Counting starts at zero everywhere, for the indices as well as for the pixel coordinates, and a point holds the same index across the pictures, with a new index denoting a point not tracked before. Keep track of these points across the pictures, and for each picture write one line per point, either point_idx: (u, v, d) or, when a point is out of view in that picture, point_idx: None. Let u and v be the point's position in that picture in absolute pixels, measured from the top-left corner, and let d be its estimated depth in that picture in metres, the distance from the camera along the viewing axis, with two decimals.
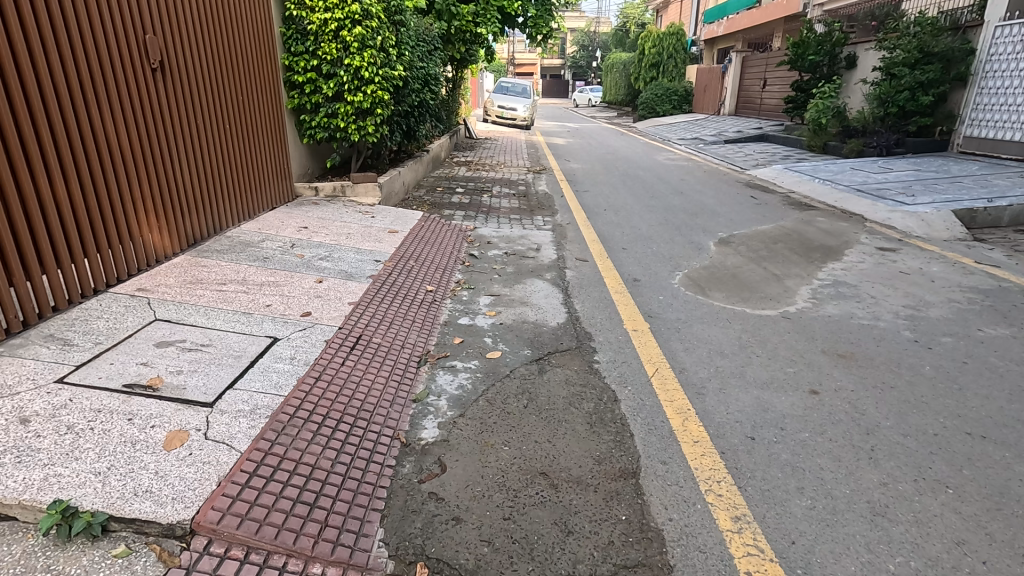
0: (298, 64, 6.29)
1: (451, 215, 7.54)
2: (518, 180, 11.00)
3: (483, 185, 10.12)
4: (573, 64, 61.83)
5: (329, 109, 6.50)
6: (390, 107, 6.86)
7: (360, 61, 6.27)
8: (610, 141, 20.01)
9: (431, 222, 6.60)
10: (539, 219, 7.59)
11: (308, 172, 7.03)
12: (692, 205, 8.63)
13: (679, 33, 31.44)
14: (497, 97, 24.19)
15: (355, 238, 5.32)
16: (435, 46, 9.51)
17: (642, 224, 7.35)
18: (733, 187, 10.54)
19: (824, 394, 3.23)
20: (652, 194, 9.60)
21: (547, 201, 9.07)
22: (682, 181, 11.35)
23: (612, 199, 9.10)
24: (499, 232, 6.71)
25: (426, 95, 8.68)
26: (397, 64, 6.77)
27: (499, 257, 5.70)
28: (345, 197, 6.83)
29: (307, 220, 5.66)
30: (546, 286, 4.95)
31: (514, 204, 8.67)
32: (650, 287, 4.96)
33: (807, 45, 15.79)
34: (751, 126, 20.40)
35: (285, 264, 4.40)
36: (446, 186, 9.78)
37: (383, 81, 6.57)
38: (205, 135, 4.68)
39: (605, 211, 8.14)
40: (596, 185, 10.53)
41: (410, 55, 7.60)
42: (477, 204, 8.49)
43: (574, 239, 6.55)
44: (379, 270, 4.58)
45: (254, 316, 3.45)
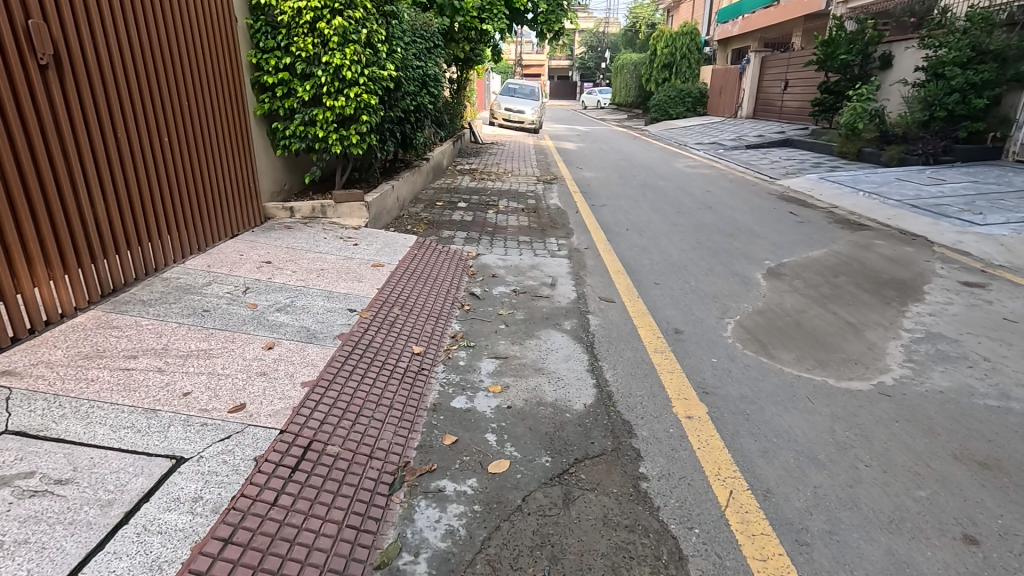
0: (268, 62, 5.30)
1: (450, 237, 6.53)
2: (527, 191, 10.00)
3: (488, 199, 9.11)
4: (581, 65, 60.77)
5: (305, 116, 5.50)
6: (379, 113, 5.86)
7: (341, 59, 5.27)
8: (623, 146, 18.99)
9: (425, 249, 5.59)
10: (553, 242, 6.57)
11: (284, 189, 6.03)
12: (726, 224, 7.58)
13: (693, 33, 30.34)
14: (504, 99, 23.19)
15: (329, 277, 4.32)
16: (435, 42, 8.50)
17: (673, 248, 6.32)
18: (766, 201, 9.46)
19: (987, 546, 2.18)
20: (678, 209, 8.55)
21: (560, 217, 8.05)
22: (708, 192, 10.28)
23: (633, 215, 8.05)
24: (506, 261, 5.70)
25: (424, 99, 7.66)
26: (387, 62, 5.76)
27: (505, 297, 4.69)
28: (326, 218, 5.84)
29: (274, 251, 4.68)
30: (564, 340, 3.91)
31: (523, 222, 7.68)
32: (697, 344, 3.91)
33: (838, 44, 14.79)
34: (773, 130, 19.31)
35: (231, 319, 3.41)
36: (446, 200, 8.77)
37: (369, 83, 5.56)
38: (129, 152, 3.61)
39: (627, 231, 7.11)
40: (613, 197, 9.50)
41: (405, 53, 6.58)
42: (481, 222, 7.48)
43: (595, 269, 5.52)
44: (352, 327, 3.56)
45: (161, 415, 2.44)
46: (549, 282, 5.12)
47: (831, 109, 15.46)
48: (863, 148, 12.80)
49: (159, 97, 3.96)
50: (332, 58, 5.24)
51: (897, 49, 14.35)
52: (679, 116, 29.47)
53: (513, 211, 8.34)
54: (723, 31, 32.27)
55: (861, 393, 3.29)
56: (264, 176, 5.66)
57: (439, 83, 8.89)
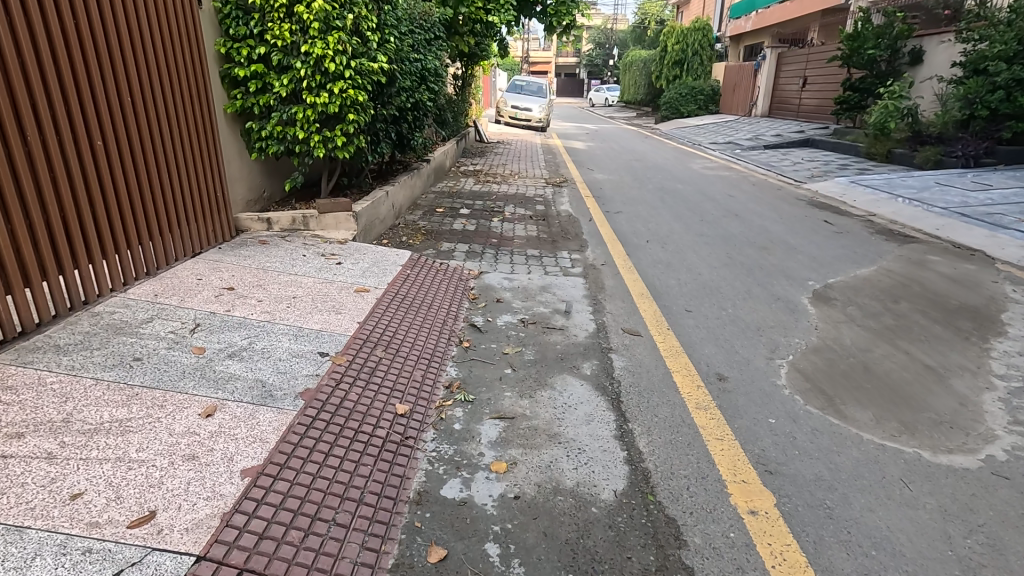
0: (238, 53, 4.59)
1: (449, 251, 5.82)
2: (535, 195, 9.29)
3: (493, 204, 8.39)
4: (589, 62, 59.86)
5: (283, 114, 4.78)
6: (369, 110, 5.14)
7: (323, 48, 4.55)
8: (634, 145, 18.20)
9: (420, 267, 4.87)
10: (565, 256, 5.85)
11: (261, 197, 5.33)
12: (756, 235, 6.84)
13: (705, 29, 29.45)
14: (511, 96, 22.43)
15: (300, 308, 3.61)
16: (435, 34, 7.77)
17: (701, 266, 5.58)
18: (796, 207, 8.69)
19: None
20: (701, 217, 7.80)
21: (571, 225, 7.33)
22: (730, 197, 9.52)
23: (653, 224, 7.30)
24: (512, 281, 4.99)
25: (423, 95, 6.91)
26: (378, 53, 5.05)
27: (512, 329, 3.96)
28: (308, 231, 5.15)
29: (240, 274, 3.98)
30: (584, 391, 3.20)
31: (532, 231, 6.96)
32: (747, 397, 3.19)
33: (865, 39, 14.11)
34: (792, 129, 18.49)
35: (168, 371, 2.70)
36: (448, 206, 8.06)
37: (357, 76, 4.83)
38: (43, 160, 2.91)
39: (648, 243, 6.38)
40: (628, 202, 8.76)
41: (400, 43, 5.86)
42: (485, 231, 6.76)
43: (615, 292, 4.79)
44: (321, 380, 2.86)
45: (27, 537, 1.74)
46: (563, 308, 4.39)
47: (856, 107, 14.73)
48: (893, 149, 12.01)
49: (91, 92, 3.26)
50: (312, 47, 4.53)
51: (928, 44, 13.57)
52: (690, 114, 28.63)
53: (521, 218, 7.61)
54: (736, 27, 31.36)
55: (969, 475, 2.55)
56: (236, 183, 4.96)
57: (440, 76, 8.17)
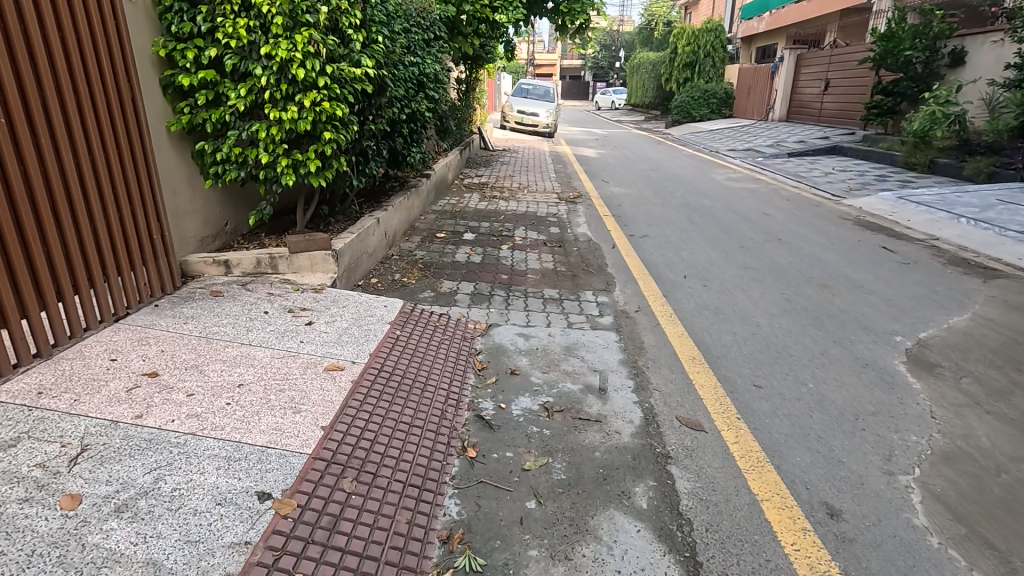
0: (182, 55, 3.60)
1: (451, 293, 4.86)
2: (548, 214, 8.32)
3: (502, 225, 7.41)
4: (594, 65, 58.93)
5: (242, 133, 3.81)
6: (352, 126, 4.16)
7: (289, 48, 3.56)
8: (649, 152, 17.18)
9: (414, 324, 3.89)
10: (591, 299, 4.87)
11: (219, 231, 4.36)
12: (810, 267, 5.86)
13: (717, 30, 28.44)
14: (516, 100, 21.46)
15: (244, 408, 2.63)
16: (435, 33, 6.77)
17: (758, 314, 4.59)
18: (844, 228, 7.69)
19: None
20: (740, 243, 6.80)
21: (592, 253, 6.36)
22: (766, 215, 8.52)
23: (687, 253, 6.32)
24: (527, 337, 4.02)
25: (421, 104, 5.92)
26: (363, 56, 4.07)
27: (532, 424, 2.97)
28: (277, 274, 4.21)
29: (173, 348, 3.02)
30: (645, 543, 2.21)
31: (549, 262, 5.99)
32: (883, 552, 2.20)
33: (900, 39, 13.15)
34: (815, 135, 17.48)
35: (5, 556, 1.72)
36: (449, 229, 7.09)
37: (335, 84, 3.85)
38: None
39: (687, 281, 5.39)
40: (654, 223, 7.78)
41: (391, 43, 4.87)
42: (494, 263, 5.80)
43: (659, 357, 3.80)
44: (254, 554, 1.87)
45: None
46: (597, 385, 3.41)
47: (888, 113, 13.94)
48: (936, 158, 11.18)
49: None
50: (275, 48, 3.55)
51: (971, 44, 12.57)
52: (702, 118, 27.61)
53: (533, 244, 6.65)
54: (748, 28, 30.37)
55: None
56: (185, 218, 3.99)
57: (441, 78, 7.16)
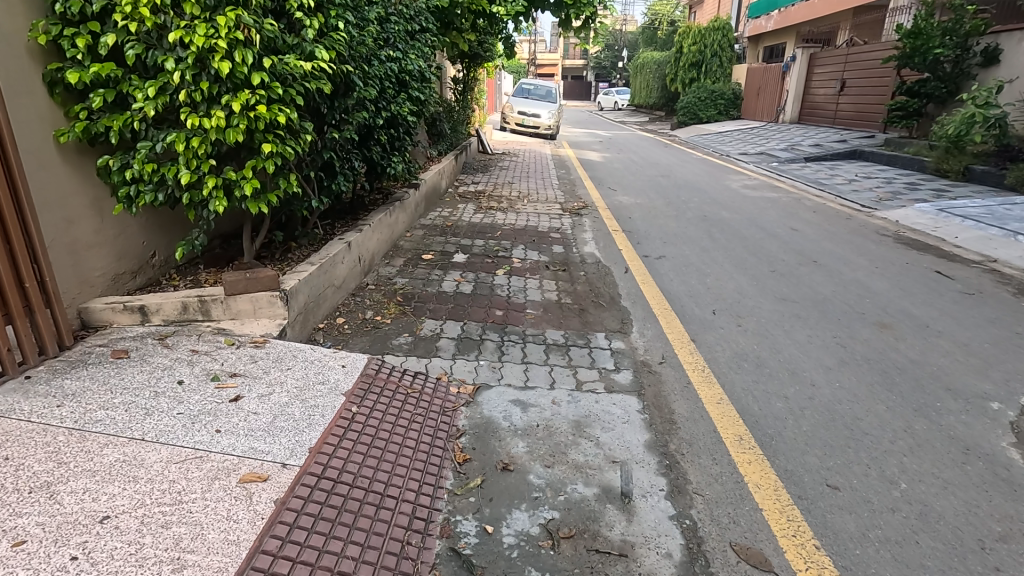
0: (69, 43, 2.72)
1: (434, 336, 4.00)
2: (550, 229, 7.46)
3: (498, 243, 6.56)
4: (596, 65, 58.05)
5: (156, 145, 2.94)
6: (304, 135, 3.30)
7: (208, 33, 2.68)
8: (656, 155, 16.31)
9: (378, 391, 3.03)
10: (604, 345, 3.99)
11: (140, 265, 3.49)
12: (859, 299, 5.00)
13: (724, 28, 27.54)
14: (517, 101, 20.58)
15: (97, 567, 1.74)
16: (421, 23, 5.89)
17: (811, 367, 3.72)
18: (884, 246, 6.82)
19: None
20: (771, 266, 5.94)
21: (602, 279, 5.50)
22: (794, 230, 7.65)
23: (712, 280, 5.45)
24: (523, 405, 3.15)
25: (401, 106, 5.05)
26: (317, 47, 3.21)
27: (530, 567, 2.09)
28: (208, 321, 3.35)
29: (22, 455, 2.14)
30: None
31: (552, 291, 5.14)
32: None
33: (930, 36, 12.30)
34: (831, 139, 16.61)
35: None
36: (438, 249, 6.23)
37: (277, 82, 2.98)
38: None
39: (717, 318, 4.52)
40: (669, 240, 6.92)
41: (360, 34, 4.02)
42: (487, 293, 4.94)
43: (696, 439, 2.93)
44: None
45: None
46: (618, 489, 2.53)
47: (915, 114, 13.20)
48: (972, 164, 10.26)
49: None
50: (190, 34, 2.67)
51: (1006, 41, 11.68)
52: (709, 119, 26.73)
53: (533, 267, 5.79)
54: (755, 26, 29.49)
55: None
56: (88, 252, 3.12)
57: (430, 73, 6.28)
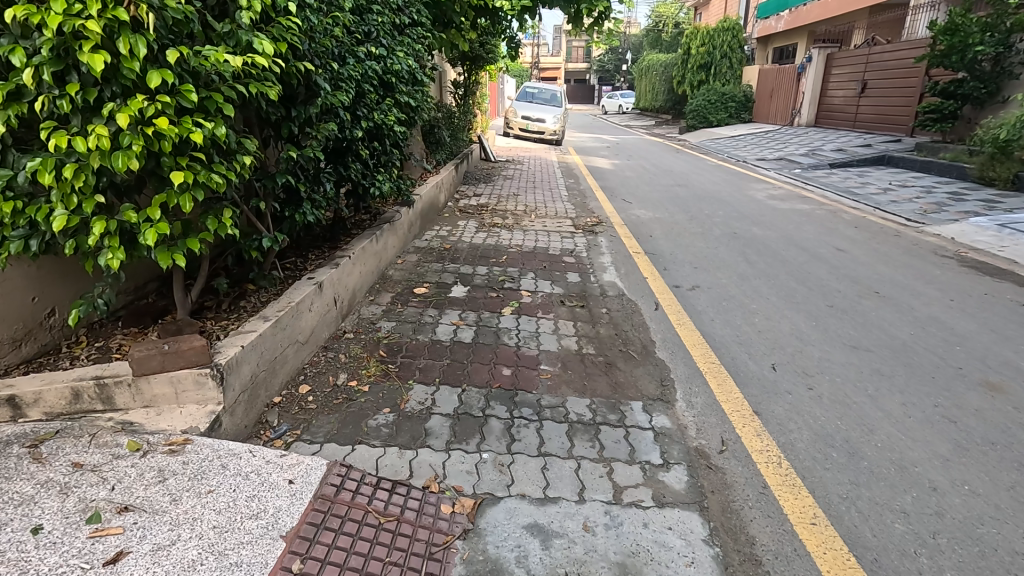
0: None
1: (424, 412, 3.09)
2: (562, 251, 6.55)
3: (504, 270, 5.65)
4: (599, 68, 57.23)
5: (15, 176, 2.04)
6: (241, 157, 2.41)
7: (70, 10, 1.78)
8: (669, 162, 15.42)
9: (338, 522, 2.13)
10: (644, 424, 3.08)
11: (27, 330, 2.59)
12: (946, 345, 4.09)
13: (734, 29, 26.63)
14: (522, 105, 19.71)
15: None
16: (412, 15, 4.99)
17: (925, 457, 2.81)
18: (950, 270, 5.91)
19: None
20: (827, 299, 5.02)
21: (629, 318, 4.59)
22: (840, 249, 6.73)
23: (761, 320, 4.53)
24: (543, 535, 2.25)
25: (385, 114, 4.16)
26: (255, 37, 2.33)
27: None
28: (111, 411, 2.47)
29: None
30: None
31: (571, 337, 4.23)
32: None
33: (968, 33, 11.34)
34: (854, 144, 15.69)
35: None
36: (434, 279, 5.33)
37: (190, 83, 2.09)
38: None
39: (780, 377, 3.61)
40: (701, 265, 6.01)
41: (326, 23, 3.14)
42: (491, 342, 4.04)
43: None
44: None
45: None
46: None
47: (951, 117, 12.28)
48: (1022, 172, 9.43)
49: None
50: (42, 12, 1.77)
51: None
52: (720, 123, 25.80)
53: (545, 303, 4.88)
54: (765, 27, 28.59)
55: None
56: None
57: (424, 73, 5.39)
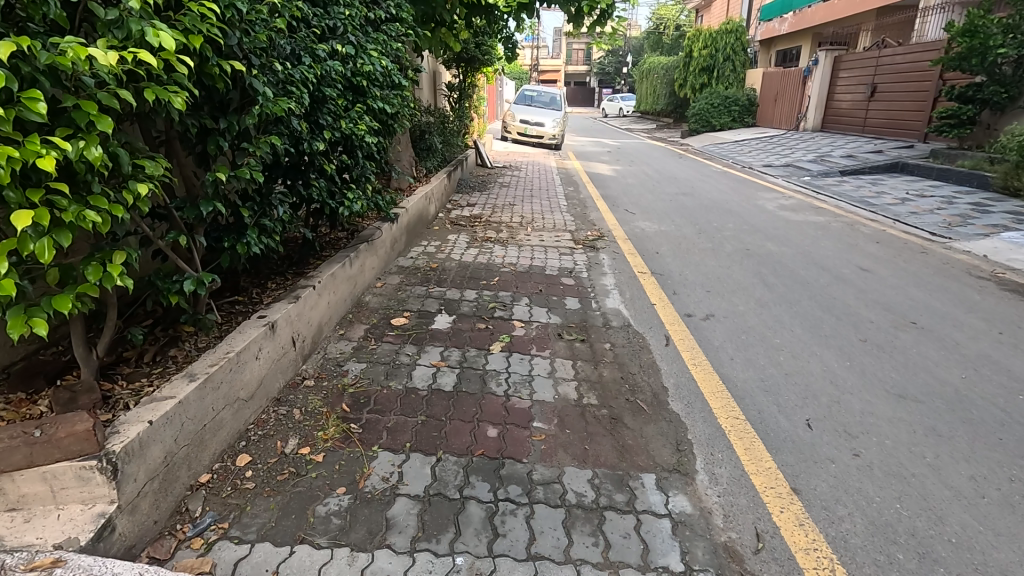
0: None
1: (387, 494, 2.51)
2: (560, 270, 5.96)
3: (495, 295, 5.07)
4: (599, 71, 56.69)
5: None
6: (131, 187, 1.83)
7: None
8: (672, 169, 14.85)
9: None
10: (660, 509, 2.49)
11: None
12: (1008, 393, 3.51)
13: (737, 31, 26.11)
14: (520, 109, 19.14)
15: None
16: (389, 10, 4.41)
17: (1014, 561, 2.23)
18: (990, 295, 5.33)
19: None
20: (859, 332, 4.44)
21: (636, 357, 4.01)
22: (864, 269, 6.15)
23: (789, 360, 3.95)
24: None
25: (352, 123, 3.60)
26: (146, 26, 1.75)
27: None
28: None
29: None
30: None
31: (569, 382, 3.65)
32: None
33: (988, 34, 10.79)
34: (865, 150, 15.11)
35: None
36: (416, 306, 4.74)
37: (36, 90, 1.51)
38: None
39: (819, 439, 3.02)
40: (714, 289, 5.43)
41: (268, 16, 2.58)
42: (476, 389, 3.46)
43: None
44: None
45: None
46: None
47: (968, 122, 11.74)
48: None
49: None
50: None
51: None
52: (723, 127, 25.23)
53: (540, 337, 4.29)
54: (768, 29, 28.03)
55: None
56: None
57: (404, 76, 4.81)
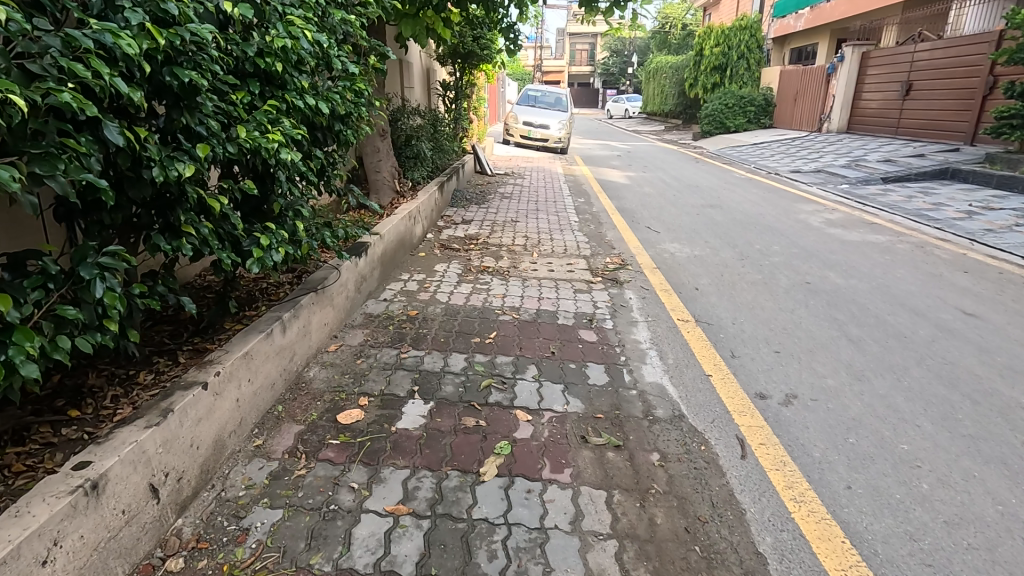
0: None
1: None
2: (577, 317, 4.59)
3: (491, 364, 3.70)
4: (603, 71, 55.33)
5: None
6: None
7: None
8: (691, 175, 13.49)
9: None
10: None
11: None
12: None
13: (751, 27, 24.73)
14: (522, 110, 17.78)
15: None
16: None
17: None
18: None
19: None
20: (1017, 430, 3.07)
21: (702, 485, 2.63)
22: (969, 313, 4.76)
23: (939, 493, 2.57)
24: None
25: (252, 130, 2.27)
26: None
27: None
28: None
29: None
30: None
31: (604, 543, 2.29)
32: None
33: None
34: (904, 154, 13.69)
35: None
36: (377, 387, 3.37)
37: None
38: None
39: None
40: (784, 349, 4.04)
41: None
42: (456, 569, 2.10)
43: None
44: None
45: None
46: None
47: None
48: None
49: None
50: None
51: None
52: (738, 128, 23.80)
53: (553, 444, 2.93)
54: (783, 25, 26.57)
55: None
56: None
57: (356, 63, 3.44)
